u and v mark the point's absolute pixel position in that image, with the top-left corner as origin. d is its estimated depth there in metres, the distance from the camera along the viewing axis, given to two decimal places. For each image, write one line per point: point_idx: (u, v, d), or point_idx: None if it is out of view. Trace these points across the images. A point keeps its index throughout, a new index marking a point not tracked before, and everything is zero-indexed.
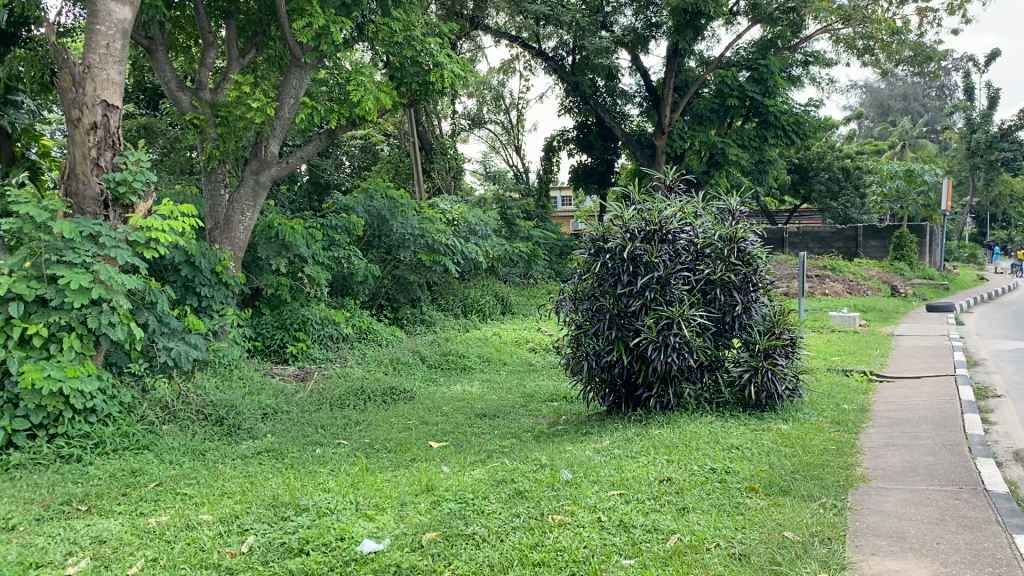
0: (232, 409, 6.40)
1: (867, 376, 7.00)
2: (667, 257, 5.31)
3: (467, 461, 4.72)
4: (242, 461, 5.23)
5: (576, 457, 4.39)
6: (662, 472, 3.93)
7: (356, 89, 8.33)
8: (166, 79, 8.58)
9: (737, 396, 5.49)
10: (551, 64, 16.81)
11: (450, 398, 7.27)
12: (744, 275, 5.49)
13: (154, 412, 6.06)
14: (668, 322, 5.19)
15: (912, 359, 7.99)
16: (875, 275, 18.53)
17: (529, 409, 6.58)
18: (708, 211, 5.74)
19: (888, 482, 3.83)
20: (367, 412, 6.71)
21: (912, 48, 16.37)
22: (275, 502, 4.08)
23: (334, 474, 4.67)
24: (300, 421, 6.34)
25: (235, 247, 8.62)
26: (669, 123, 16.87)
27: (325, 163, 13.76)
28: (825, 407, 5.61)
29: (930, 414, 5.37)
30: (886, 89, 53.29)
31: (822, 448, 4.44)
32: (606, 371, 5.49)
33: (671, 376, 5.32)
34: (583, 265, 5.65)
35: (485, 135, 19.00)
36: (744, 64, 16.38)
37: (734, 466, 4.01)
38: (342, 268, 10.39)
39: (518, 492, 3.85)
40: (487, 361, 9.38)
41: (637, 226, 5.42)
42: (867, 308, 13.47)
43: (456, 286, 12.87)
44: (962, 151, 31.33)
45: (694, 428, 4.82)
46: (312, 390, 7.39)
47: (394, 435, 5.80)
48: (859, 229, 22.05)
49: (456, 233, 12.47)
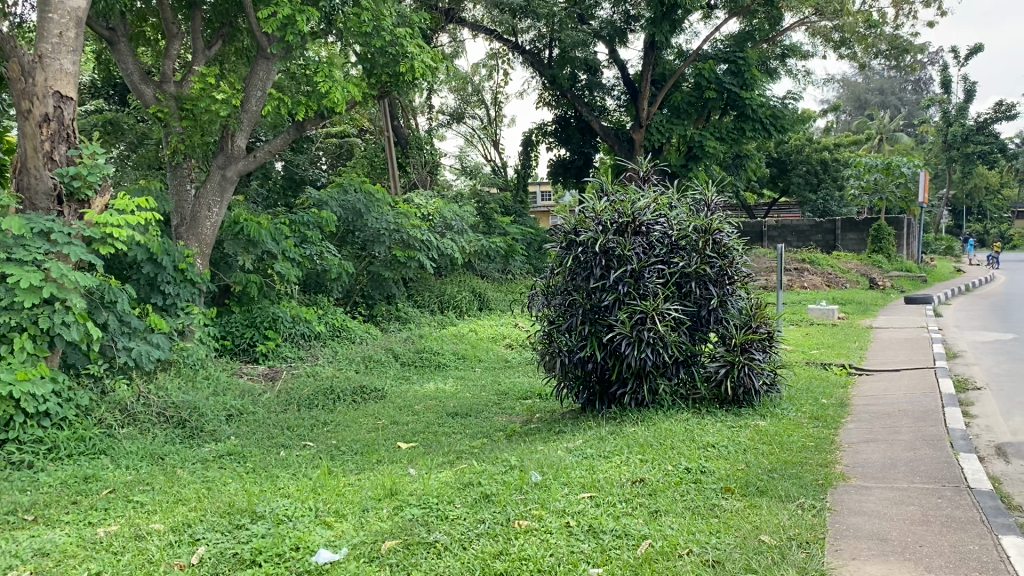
0: (194, 410, 6.18)
1: (845, 369, 6.88)
2: (640, 249, 5.16)
3: (434, 463, 4.55)
4: (202, 466, 5.03)
5: (547, 458, 4.22)
6: (635, 474, 3.76)
7: (324, 81, 8.09)
8: (128, 72, 8.38)
9: (713, 391, 5.34)
10: (528, 57, 16.80)
11: (422, 396, 7.09)
12: (720, 268, 5.32)
13: (112, 415, 5.83)
14: (642, 316, 5.03)
15: (891, 351, 7.90)
16: (854, 267, 18.51)
17: (503, 407, 6.42)
18: (683, 203, 5.57)
19: (867, 480, 3.70)
20: (334, 413, 6.50)
21: (888, 41, 16.37)
22: (231, 509, 3.91)
23: (294, 479, 4.49)
24: (266, 422, 6.13)
25: (201, 243, 8.43)
26: (647, 116, 16.77)
27: (299, 158, 13.48)
28: (803, 402, 5.47)
29: (909, 408, 5.25)
30: (864, 83, 53.58)
31: (801, 445, 4.30)
32: (580, 367, 5.32)
33: (645, 372, 5.16)
34: (555, 259, 5.49)
35: (464, 129, 18.78)
36: (722, 56, 16.31)
37: (710, 465, 3.85)
38: (315, 265, 10.18)
39: (484, 496, 3.67)
40: (461, 358, 9.20)
41: (610, 218, 5.26)
42: (845, 301, 13.42)
43: (432, 282, 12.68)
44: (938, 143, 31.49)
45: (669, 426, 4.66)
46: (280, 390, 7.18)
47: (361, 436, 5.62)
48: (837, 221, 22.05)
49: (432, 228, 12.25)
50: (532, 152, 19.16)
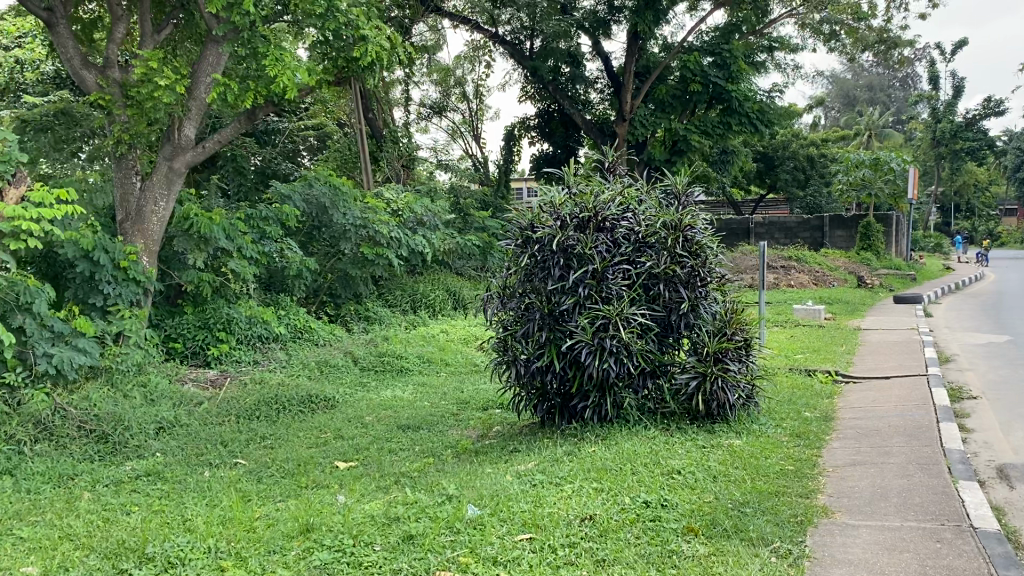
0: (119, 423, 5.60)
1: (831, 377, 6.40)
2: (604, 247, 4.66)
3: (367, 489, 4.04)
4: (113, 489, 4.48)
5: (490, 486, 3.69)
6: (585, 509, 3.25)
7: (274, 65, 7.51)
8: (68, 56, 7.76)
9: (684, 406, 4.84)
10: (508, 48, 16.24)
11: (377, 405, 6.56)
12: (691, 269, 4.79)
13: (25, 430, 5.24)
14: (605, 323, 4.53)
15: (881, 356, 7.42)
16: (841, 265, 18.05)
17: (460, 419, 5.89)
18: (653, 197, 5.06)
19: (853, 516, 3.19)
20: (277, 426, 5.96)
21: (877, 33, 15.93)
22: (121, 548, 3.37)
23: (205, 508, 3.94)
24: (200, 436, 5.61)
25: (147, 239, 7.87)
26: (630, 109, 15.96)
27: (272, 153, 12.89)
28: (783, 416, 4.98)
29: (900, 424, 4.75)
30: (851, 80, 53.25)
31: (779, 470, 3.79)
32: (538, 378, 4.79)
33: (609, 384, 4.65)
34: (511, 258, 4.94)
35: (446, 123, 18.17)
36: (707, 49, 15.75)
37: (673, 498, 3.34)
38: (274, 263, 9.61)
39: (408, 537, 3.14)
40: (427, 362, 8.63)
41: (570, 212, 4.75)
42: (833, 300, 12.95)
43: (405, 280, 12.12)
44: (927, 141, 31.08)
45: (632, 447, 4.16)
46: (225, 399, 6.65)
47: (299, 453, 5.09)
48: (825, 218, 21.60)
49: (402, 224, 11.67)
50: (513, 147, 18.58)
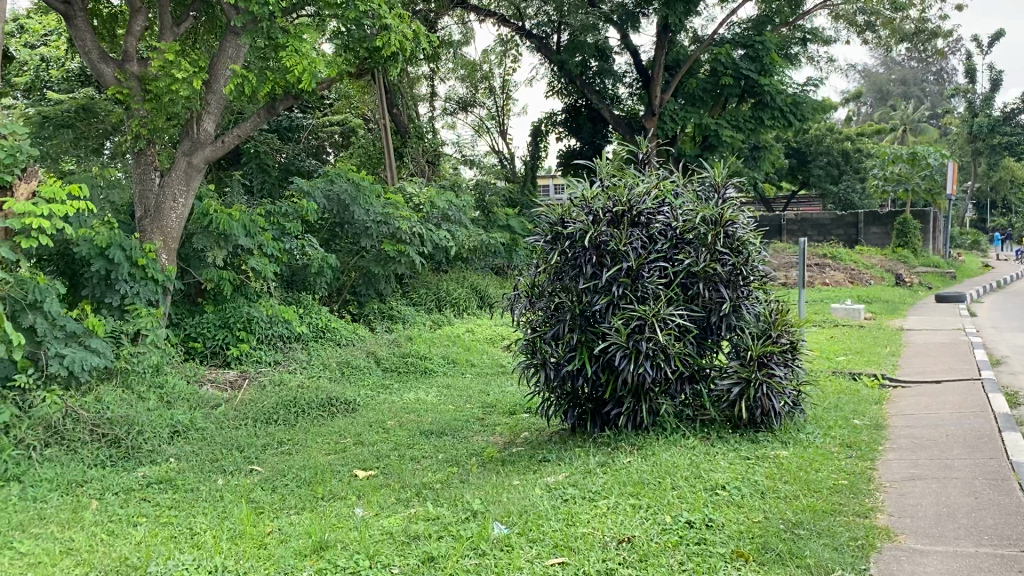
0: (133, 427, 5.40)
1: (877, 381, 6.05)
2: (639, 243, 4.36)
3: (388, 502, 3.80)
4: (122, 498, 4.28)
5: (519, 501, 3.41)
6: (621, 529, 2.97)
7: (293, 56, 7.29)
8: (87, 49, 7.56)
9: (725, 413, 4.54)
10: (535, 43, 15.94)
11: (399, 408, 6.32)
12: (732, 266, 4.49)
13: (35, 434, 5.06)
14: (640, 324, 4.25)
15: (928, 358, 7.04)
16: (878, 263, 17.56)
17: (485, 424, 5.63)
18: (689, 189, 4.77)
19: (919, 540, 2.88)
20: (296, 430, 5.74)
21: (915, 24, 15.42)
22: (122, 566, 3.14)
23: (216, 521, 3.71)
24: (216, 441, 5.41)
25: (167, 236, 7.69)
26: (660, 104, 15.59)
27: (296, 149, 12.78)
28: (831, 424, 4.66)
29: (959, 433, 4.41)
30: (884, 74, 52.27)
31: (833, 485, 3.48)
32: (569, 383, 4.51)
33: (644, 389, 4.35)
34: (539, 255, 4.66)
35: (472, 119, 17.90)
36: (738, 41, 15.35)
37: (719, 517, 3.05)
38: (296, 260, 9.41)
39: (428, 559, 2.88)
40: (452, 364, 8.37)
41: (603, 206, 4.47)
42: (872, 299, 12.50)
43: (429, 278, 11.88)
44: (963, 135, 30.30)
45: (671, 458, 3.86)
46: (244, 401, 6.45)
47: (316, 460, 4.85)
48: (860, 215, 21.06)
49: (426, 220, 11.43)
50: (541, 143, 18.26)
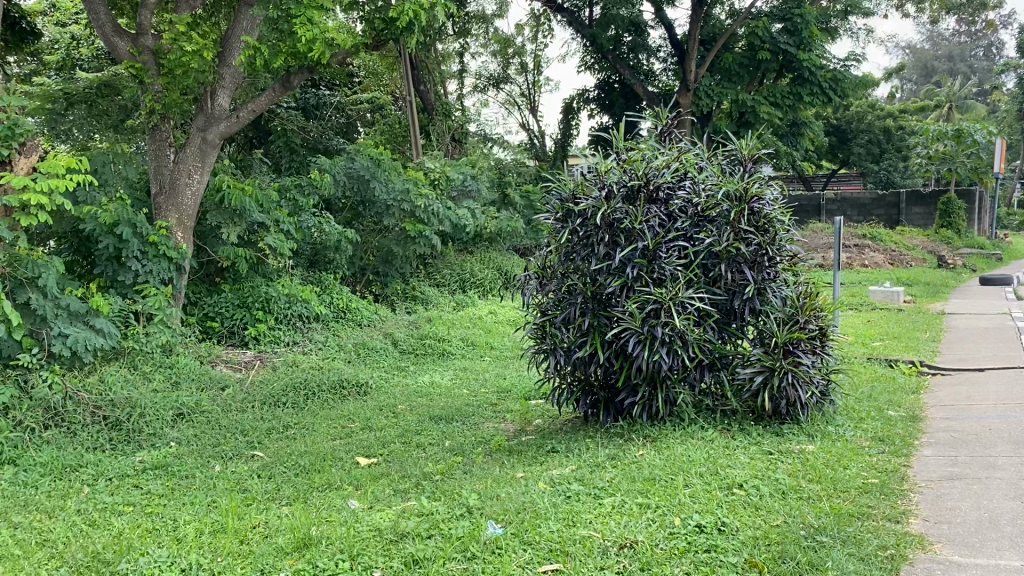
0: (135, 409, 5.26)
1: (915, 369, 5.70)
2: (656, 221, 4.08)
3: (384, 494, 3.59)
4: (114, 484, 4.13)
5: (518, 498, 3.17)
6: (624, 533, 2.71)
7: (306, 28, 7.03)
8: (99, 21, 7.32)
9: (748, 404, 4.29)
10: (566, 17, 15.59)
11: (411, 393, 6.10)
12: (758, 246, 4.17)
13: (35, 416, 4.95)
14: (656, 308, 3.96)
15: (970, 345, 6.64)
16: (920, 244, 16.96)
17: (498, 410, 5.39)
18: (713, 163, 4.47)
19: (955, 550, 2.59)
20: (304, 414, 5.56)
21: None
22: (93, 561, 2.96)
23: (201, 512, 3.53)
24: (219, 424, 5.24)
25: (182, 214, 7.51)
26: (694, 79, 15.05)
27: (322, 128, 12.37)
28: (863, 416, 4.35)
29: (1003, 427, 4.07)
30: (930, 50, 50.72)
31: (861, 484, 3.19)
32: (580, 369, 4.26)
33: (660, 377, 4.08)
34: (551, 233, 4.42)
35: (502, 96, 17.59)
36: (776, 15, 14.87)
37: (734, 521, 2.78)
38: (316, 239, 9.22)
39: (414, 559, 2.67)
40: (470, 347, 8.13)
41: (618, 181, 4.18)
42: (911, 282, 12.04)
43: (453, 257, 11.63)
44: (1013, 112, 29.22)
45: (686, 452, 3.60)
46: (254, 383, 6.28)
47: (318, 446, 4.66)
48: (902, 195, 20.41)
49: (449, 199, 11.17)
50: (572, 120, 17.89)
